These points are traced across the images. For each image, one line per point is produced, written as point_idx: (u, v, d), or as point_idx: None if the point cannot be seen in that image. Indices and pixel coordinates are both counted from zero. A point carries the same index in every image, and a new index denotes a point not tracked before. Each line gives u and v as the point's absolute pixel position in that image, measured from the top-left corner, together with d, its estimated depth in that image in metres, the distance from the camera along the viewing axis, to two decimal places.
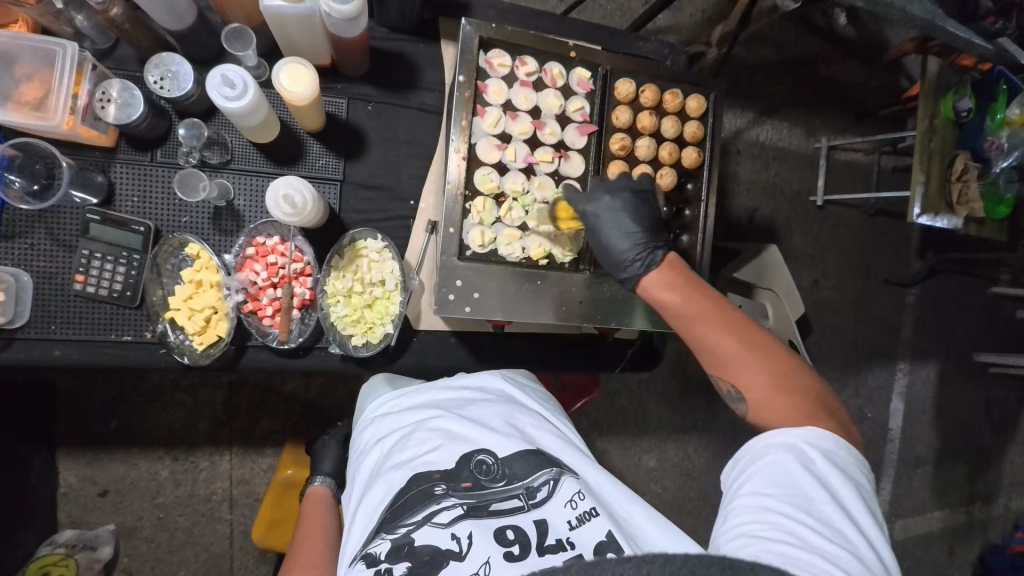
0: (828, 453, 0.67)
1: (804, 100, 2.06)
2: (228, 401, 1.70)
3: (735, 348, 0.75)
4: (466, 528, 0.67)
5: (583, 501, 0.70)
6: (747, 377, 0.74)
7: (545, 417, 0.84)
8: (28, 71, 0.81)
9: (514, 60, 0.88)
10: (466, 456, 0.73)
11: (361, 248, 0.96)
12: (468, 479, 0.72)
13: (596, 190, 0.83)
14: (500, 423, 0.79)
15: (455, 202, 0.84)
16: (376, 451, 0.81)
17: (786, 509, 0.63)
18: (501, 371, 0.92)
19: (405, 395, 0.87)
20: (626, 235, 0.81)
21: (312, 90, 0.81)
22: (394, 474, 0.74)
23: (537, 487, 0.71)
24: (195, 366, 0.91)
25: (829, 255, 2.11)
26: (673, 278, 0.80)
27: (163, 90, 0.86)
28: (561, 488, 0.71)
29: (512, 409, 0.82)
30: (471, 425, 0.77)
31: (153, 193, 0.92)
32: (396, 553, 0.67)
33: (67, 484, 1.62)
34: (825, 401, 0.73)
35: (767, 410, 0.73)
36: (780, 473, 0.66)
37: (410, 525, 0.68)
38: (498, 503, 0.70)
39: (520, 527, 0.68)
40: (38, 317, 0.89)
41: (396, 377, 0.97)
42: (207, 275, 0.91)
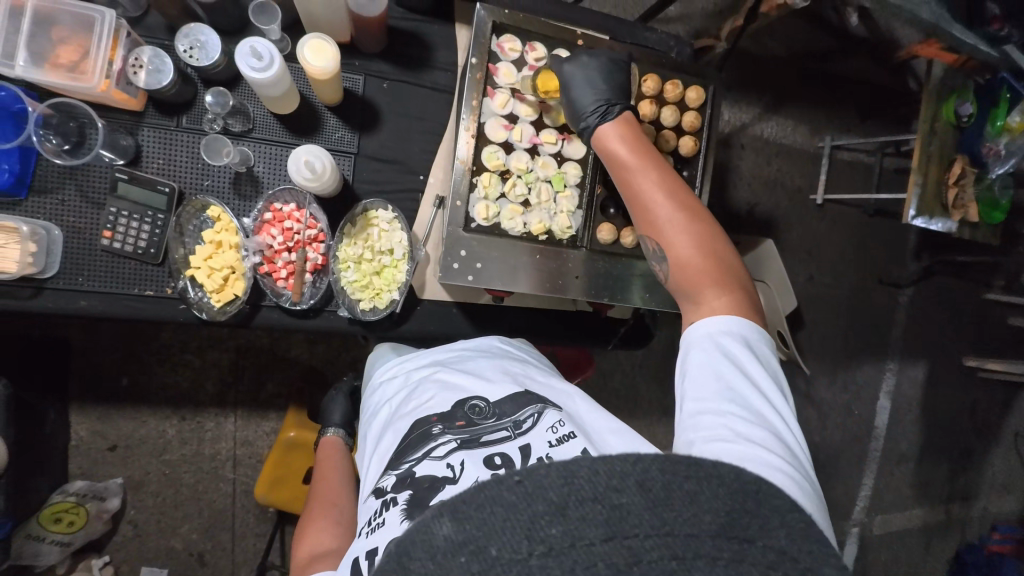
0: (746, 335, 0.70)
1: (810, 98, 2.10)
2: (236, 365, 1.77)
3: (675, 210, 0.77)
4: (459, 457, 0.73)
5: (563, 426, 0.77)
6: (677, 236, 0.77)
7: (534, 369, 0.92)
8: (65, 34, 0.86)
9: (525, 45, 0.92)
10: (461, 401, 0.81)
11: (372, 217, 1.01)
12: (462, 419, 0.79)
13: (577, 54, 0.87)
14: (493, 373, 0.87)
15: (463, 176, 0.89)
16: (385, 410, 0.90)
17: (724, 405, 0.65)
18: (498, 338, 1.00)
19: (409, 359, 0.95)
20: (592, 94, 0.84)
21: (334, 64, 0.86)
22: (401, 422, 0.83)
23: (524, 419, 0.78)
24: (212, 322, 0.97)
25: (825, 252, 2.16)
26: (628, 137, 0.83)
27: (192, 59, 0.91)
28: (543, 418, 0.78)
29: (505, 362, 0.91)
30: (466, 377, 0.85)
31: (178, 155, 0.97)
32: (400, 483, 0.74)
33: (79, 437, 1.70)
34: (744, 278, 0.75)
35: (686, 269, 0.76)
36: (708, 368, 0.67)
37: (412, 461, 0.76)
38: (488, 435, 0.76)
39: (507, 454, 0.74)
40: (66, 269, 0.95)
41: (401, 347, 1.05)
42: (226, 237, 0.97)
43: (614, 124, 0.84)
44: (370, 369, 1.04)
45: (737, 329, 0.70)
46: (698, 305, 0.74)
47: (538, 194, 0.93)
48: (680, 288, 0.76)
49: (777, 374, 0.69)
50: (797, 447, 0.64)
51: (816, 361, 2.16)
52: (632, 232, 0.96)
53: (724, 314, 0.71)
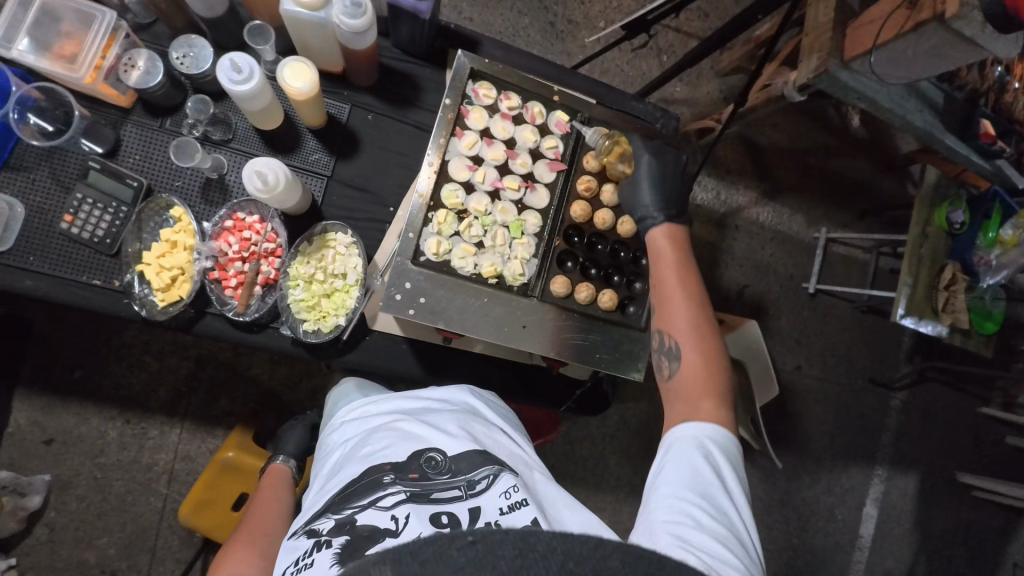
0: (723, 446, 0.72)
1: (809, 190, 2.13)
2: (194, 375, 1.72)
3: (695, 321, 0.82)
4: (405, 510, 0.69)
5: (516, 492, 0.73)
6: (697, 350, 0.80)
7: (499, 430, 0.87)
8: (67, 28, 0.90)
9: (500, 93, 0.93)
10: (418, 451, 0.76)
11: (330, 239, 1.00)
12: (415, 471, 0.74)
13: (659, 166, 0.92)
14: (454, 425, 0.82)
15: (419, 211, 0.88)
16: (338, 452, 0.84)
17: (695, 499, 0.66)
18: (470, 387, 0.95)
19: (375, 402, 0.90)
20: (660, 200, 0.90)
21: (311, 85, 0.88)
22: (351, 466, 0.77)
23: (478, 479, 0.74)
24: (150, 320, 0.96)
25: (814, 343, 2.12)
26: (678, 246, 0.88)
27: (182, 66, 0.94)
28: (498, 480, 0.74)
29: (471, 418, 0.86)
30: (426, 428, 0.80)
31: (154, 155, 0.99)
32: (338, 529, 0.70)
33: (17, 425, 1.64)
34: (735, 413, 0.77)
35: (691, 375, 0.79)
36: (691, 466, 0.69)
37: (355, 507, 0.71)
38: (439, 493, 0.72)
39: (455, 514, 0.70)
40: (19, 245, 0.95)
41: (365, 386, 1.04)
42: (183, 238, 0.97)
43: (668, 231, 0.89)
44: (333, 407, 1.01)
45: (717, 440, 0.72)
46: (696, 410, 0.75)
47: (494, 237, 0.91)
48: (677, 390, 0.79)
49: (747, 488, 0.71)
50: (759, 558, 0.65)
51: (799, 456, 2.05)
52: (587, 288, 0.94)
53: (711, 424, 0.74)
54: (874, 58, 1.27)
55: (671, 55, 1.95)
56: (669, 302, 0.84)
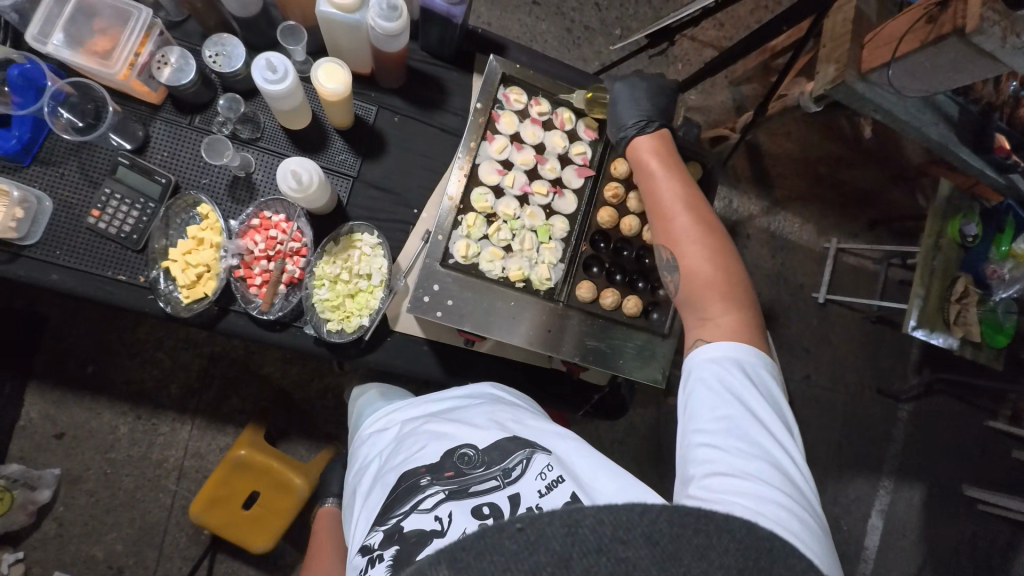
0: (745, 362, 0.70)
1: (820, 200, 2.14)
2: (205, 372, 1.72)
3: (690, 224, 0.80)
4: (447, 508, 0.70)
5: (552, 471, 0.73)
6: (696, 251, 0.79)
7: (526, 412, 0.86)
8: (101, 25, 0.90)
9: (529, 99, 0.94)
10: (450, 450, 0.77)
11: (356, 239, 1.01)
12: (451, 469, 0.74)
13: (627, 75, 0.92)
14: (482, 418, 0.82)
15: (448, 213, 0.89)
16: (375, 463, 0.84)
17: (729, 444, 0.64)
18: (495, 383, 0.95)
19: (403, 408, 0.91)
20: (635, 109, 0.89)
21: (344, 87, 0.88)
22: (389, 475, 0.78)
23: (513, 466, 0.74)
24: (176, 317, 0.96)
25: (824, 352, 2.12)
26: (660, 148, 0.87)
27: (215, 65, 0.94)
28: (533, 462, 0.74)
29: (496, 407, 0.85)
30: (454, 425, 0.81)
31: (182, 152, 0.99)
32: (388, 539, 0.69)
33: (28, 418, 1.64)
34: (754, 301, 0.77)
35: (696, 279, 0.78)
36: (714, 402, 0.67)
37: (400, 515, 0.71)
38: (477, 485, 0.72)
39: (496, 504, 0.70)
40: (47, 239, 0.95)
41: (389, 393, 1.05)
42: (209, 235, 0.97)
43: (648, 138, 0.88)
44: (358, 417, 1.02)
45: (739, 356, 0.70)
46: (704, 319, 0.76)
47: (522, 241, 0.92)
48: (688, 298, 0.79)
49: (779, 403, 0.69)
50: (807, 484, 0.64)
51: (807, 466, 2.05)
52: (613, 293, 0.94)
53: (728, 335, 0.72)
54: (894, 68, 1.28)
55: (686, 63, 1.96)
56: (664, 213, 0.83)
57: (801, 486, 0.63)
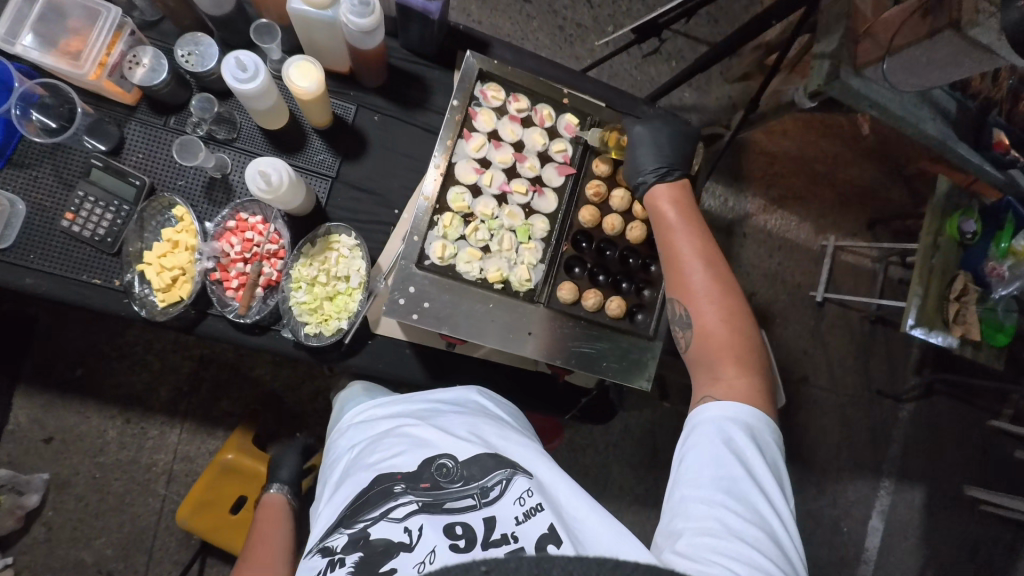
0: (751, 426, 0.70)
1: (817, 198, 2.11)
2: (195, 375, 1.71)
3: (711, 284, 0.80)
4: (418, 521, 0.69)
5: (531, 498, 0.72)
6: (714, 312, 0.79)
7: (510, 427, 0.84)
8: (72, 25, 0.89)
9: (509, 95, 0.91)
10: (429, 459, 0.75)
11: (334, 241, 0.98)
12: (427, 480, 0.73)
13: (649, 119, 0.91)
14: (464, 429, 0.79)
15: (425, 213, 0.86)
16: (346, 458, 0.82)
17: (723, 500, 0.65)
18: (480, 387, 0.92)
19: (385, 406, 0.88)
20: (656, 156, 0.88)
21: (318, 85, 0.86)
22: (360, 474, 0.76)
23: (491, 486, 0.72)
24: (150, 321, 0.94)
25: (822, 352, 2.09)
26: (678, 197, 0.87)
27: (188, 64, 0.93)
28: (512, 485, 0.72)
29: (479, 418, 0.83)
30: (434, 430, 0.78)
31: (157, 153, 0.98)
32: (352, 545, 0.68)
33: (17, 422, 1.63)
34: (764, 366, 0.77)
35: (711, 338, 0.78)
36: (714, 459, 0.68)
37: (368, 521, 0.70)
38: (452, 502, 0.71)
39: (469, 524, 0.69)
40: (20, 243, 0.94)
41: (373, 389, 1.01)
42: (185, 238, 0.95)
43: (668, 187, 0.88)
44: (340, 410, 0.98)
45: (745, 419, 0.71)
46: (717, 378, 0.75)
47: (501, 242, 0.89)
48: (701, 357, 0.78)
49: (778, 468, 0.69)
50: (793, 549, 0.65)
51: (805, 467, 2.02)
52: (595, 295, 0.92)
53: (739, 399, 0.72)
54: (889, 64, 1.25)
55: (680, 61, 1.93)
56: (679, 265, 0.83)
57: (787, 558, 0.64)
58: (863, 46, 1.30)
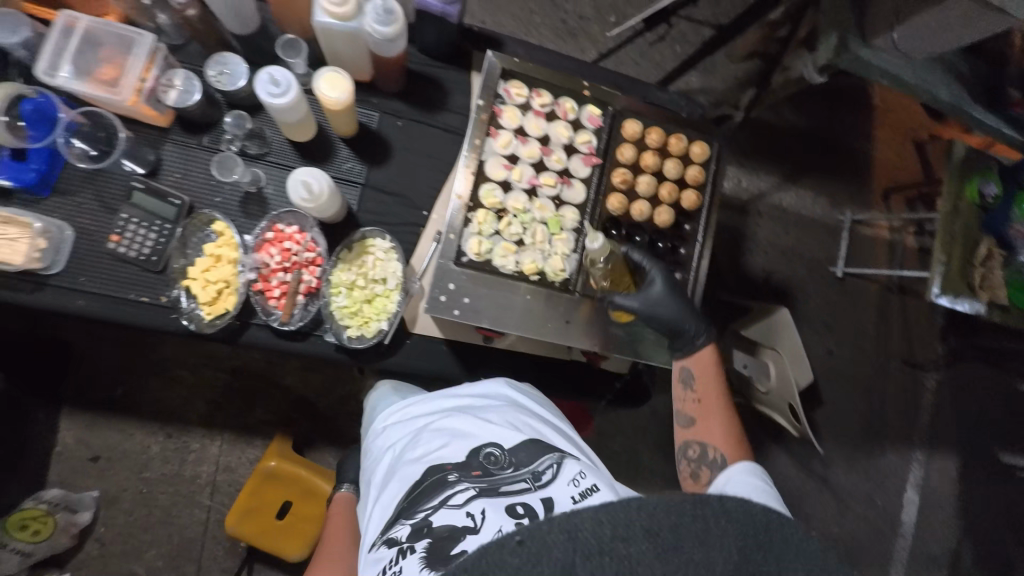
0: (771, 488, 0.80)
1: (830, 172, 2.10)
2: (229, 387, 1.74)
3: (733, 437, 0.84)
4: (479, 506, 0.71)
5: (585, 479, 0.74)
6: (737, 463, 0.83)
7: (546, 419, 0.87)
8: (109, 53, 0.93)
9: (530, 91, 0.92)
10: (475, 448, 0.78)
11: (369, 245, 1.02)
12: (477, 469, 0.76)
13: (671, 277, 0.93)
14: (501, 416, 0.83)
15: (458, 212, 0.88)
16: (390, 455, 0.85)
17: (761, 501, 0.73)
18: (507, 380, 0.95)
19: (414, 402, 0.91)
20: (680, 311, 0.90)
21: (347, 96, 0.88)
22: (409, 468, 0.79)
23: (543, 470, 0.75)
24: (199, 333, 0.98)
25: (845, 326, 2.08)
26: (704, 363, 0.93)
27: (219, 83, 0.95)
28: (564, 469, 0.75)
29: (515, 408, 0.86)
30: (475, 421, 0.82)
31: (194, 171, 1.01)
32: (416, 534, 0.71)
33: (64, 443, 1.68)
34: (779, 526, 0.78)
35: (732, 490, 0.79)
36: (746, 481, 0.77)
37: (427, 510, 0.72)
38: (508, 485, 0.74)
39: (530, 505, 0.71)
40: (69, 267, 0.98)
41: (400, 387, 1.04)
42: (226, 252, 0.99)
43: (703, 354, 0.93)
44: (373, 413, 1.00)
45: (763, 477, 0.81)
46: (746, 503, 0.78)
47: (533, 234, 0.91)
48: None
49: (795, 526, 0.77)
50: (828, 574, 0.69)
51: (836, 442, 2.01)
52: (627, 280, 0.94)
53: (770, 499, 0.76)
54: (899, 31, 1.26)
55: (684, 45, 1.94)
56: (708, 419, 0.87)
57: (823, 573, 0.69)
58: (870, 16, 1.31)
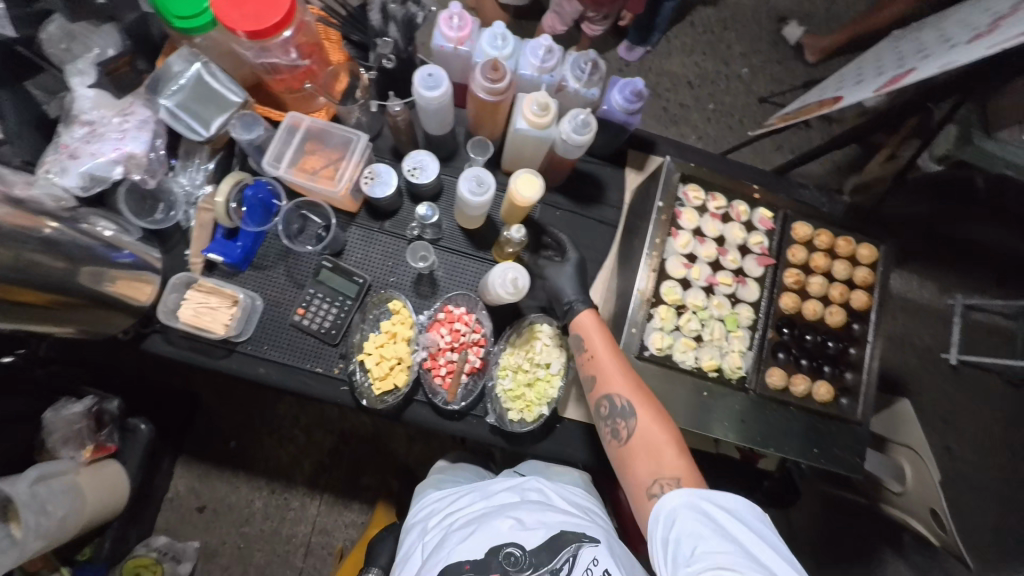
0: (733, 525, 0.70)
1: (939, 259, 2.03)
2: (337, 448, 1.77)
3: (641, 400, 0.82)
4: None
5: (597, 568, 0.81)
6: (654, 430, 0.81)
7: (569, 511, 0.93)
8: (328, 153, 1.06)
9: (706, 194, 0.97)
10: (495, 548, 0.84)
11: (537, 331, 1.05)
12: (496, 569, 0.81)
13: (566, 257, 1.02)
14: (526, 514, 0.89)
15: (641, 307, 0.90)
16: (421, 551, 0.94)
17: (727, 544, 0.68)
18: (537, 472, 1.03)
19: (445, 498, 1.02)
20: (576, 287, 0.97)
21: (539, 195, 0.94)
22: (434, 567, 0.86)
23: (560, 568, 0.81)
24: (370, 408, 1.02)
25: (965, 421, 1.92)
26: (597, 328, 0.90)
27: (412, 176, 1.04)
28: (578, 559, 0.83)
29: (536, 504, 0.92)
30: (494, 516, 0.89)
31: (375, 253, 1.10)
32: None
33: (176, 491, 1.72)
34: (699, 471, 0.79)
35: (642, 446, 0.81)
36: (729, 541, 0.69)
37: None
38: None
39: None
40: (256, 335, 1.06)
41: (442, 481, 1.13)
42: (401, 329, 1.04)
43: (589, 319, 0.92)
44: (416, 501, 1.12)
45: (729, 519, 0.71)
46: (661, 466, 0.79)
47: (712, 331, 0.92)
48: (634, 466, 0.82)
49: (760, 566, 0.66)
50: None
51: None
52: (804, 381, 0.92)
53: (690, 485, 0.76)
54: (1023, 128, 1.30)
55: (786, 131, 1.98)
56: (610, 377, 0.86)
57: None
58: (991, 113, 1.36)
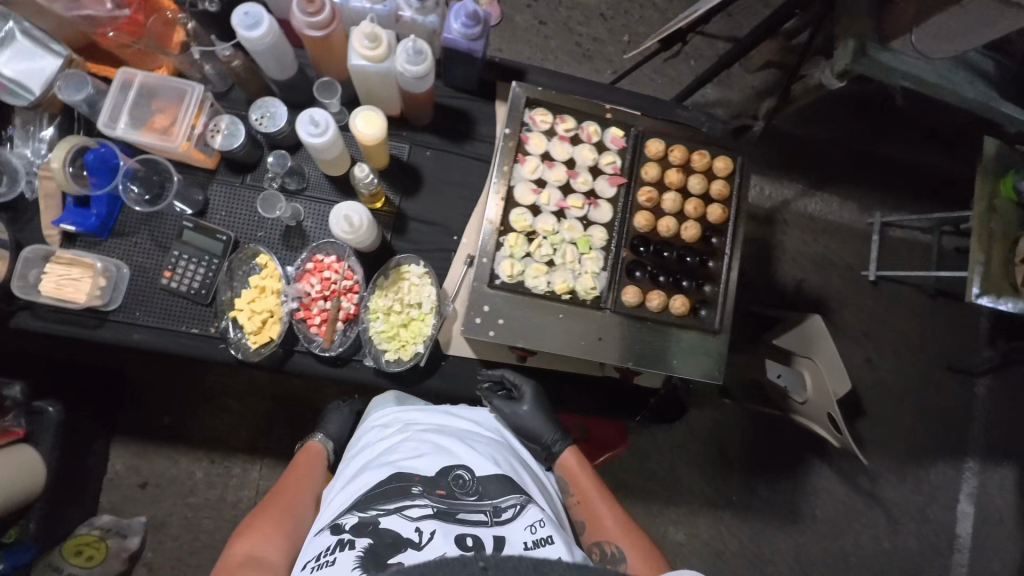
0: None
1: (858, 178, 2.04)
2: (271, 414, 1.79)
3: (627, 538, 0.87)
4: (430, 525, 0.76)
5: (542, 529, 0.80)
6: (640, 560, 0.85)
7: (528, 472, 0.95)
8: (165, 106, 1.00)
9: (556, 118, 0.97)
10: (447, 468, 0.85)
11: (405, 272, 1.06)
12: (444, 487, 0.82)
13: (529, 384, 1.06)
14: (485, 450, 0.91)
15: (491, 236, 0.92)
16: (365, 457, 0.92)
17: None
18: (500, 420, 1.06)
19: (405, 415, 0.98)
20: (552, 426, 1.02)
21: (381, 132, 0.93)
22: (380, 469, 0.85)
23: (504, 508, 0.82)
24: (247, 362, 1.03)
25: (885, 333, 1.98)
26: (579, 465, 1.00)
27: (261, 126, 1.01)
28: (525, 512, 0.82)
29: (501, 449, 0.95)
30: (456, 443, 0.90)
31: (238, 209, 1.07)
32: (360, 530, 0.76)
33: (115, 470, 1.73)
34: None
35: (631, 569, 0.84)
36: None
37: (381, 510, 0.79)
38: (465, 514, 0.79)
39: (479, 537, 0.76)
40: (126, 303, 1.04)
41: (405, 398, 1.04)
42: (270, 283, 1.03)
43: (569, 455, 1.01)
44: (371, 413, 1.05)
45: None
46: None
47: (564, 255, 0.94)
48: None
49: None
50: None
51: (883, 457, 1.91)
52: (659, 296, 0.95)
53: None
54: None
55: (700, 59, 1.96)
56: (597, 516, 0.93)
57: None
58: None
